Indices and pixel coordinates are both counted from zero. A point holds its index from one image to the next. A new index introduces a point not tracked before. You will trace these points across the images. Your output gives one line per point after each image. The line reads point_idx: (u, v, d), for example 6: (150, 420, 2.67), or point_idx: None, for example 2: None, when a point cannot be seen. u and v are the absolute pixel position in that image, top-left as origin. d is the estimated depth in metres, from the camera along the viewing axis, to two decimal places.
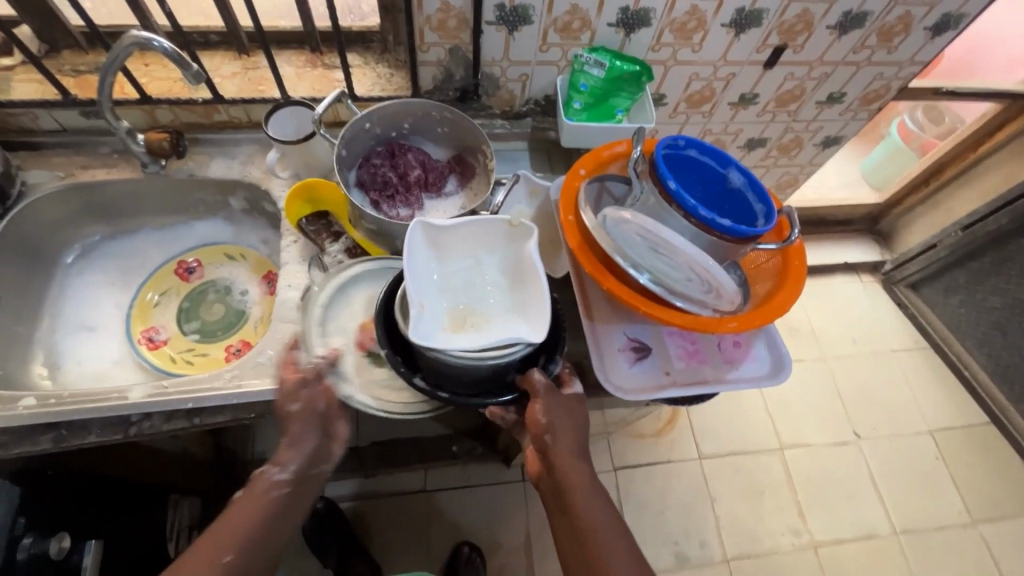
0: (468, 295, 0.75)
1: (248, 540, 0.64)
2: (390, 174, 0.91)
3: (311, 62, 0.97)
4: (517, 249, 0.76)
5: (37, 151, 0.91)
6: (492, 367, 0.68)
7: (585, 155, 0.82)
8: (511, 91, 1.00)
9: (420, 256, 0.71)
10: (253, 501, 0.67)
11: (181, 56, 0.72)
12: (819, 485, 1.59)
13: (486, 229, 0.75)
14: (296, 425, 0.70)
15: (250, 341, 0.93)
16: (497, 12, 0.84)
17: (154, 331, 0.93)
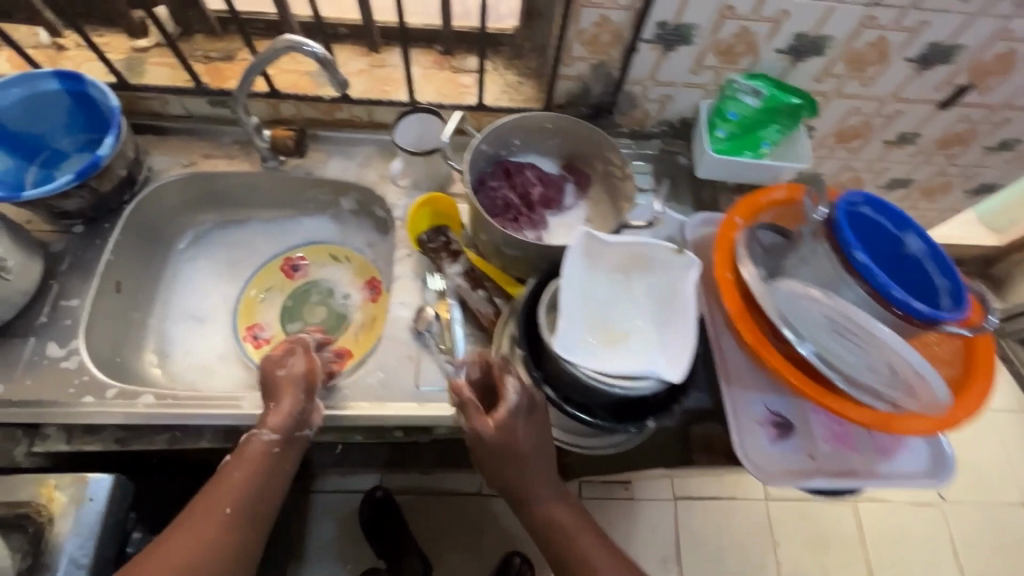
0: (609, 313, 0.70)
1: (248, 501, 0.63)
2: (511, 196, 0.85)
3: (439, 64, 0.92)
4: (673, 273, 0.70)
5: (162, 136, 0.90)
6: (623, 396, 0.65)
7: (739, 200, 0.74)
8: (647, 111, 0.92)
9: (576, 267, 0.68)
10: (248, 462, 0.65)
11: (332, 62, 0.68)
12: (896, 549, 1.47)
13: (646, 247, 0.69)
14: (285, 390, 0.68)
15: (352, 350, 0.90)
16: (657, 30, 0.76)
17: (258, 328, 0.92)
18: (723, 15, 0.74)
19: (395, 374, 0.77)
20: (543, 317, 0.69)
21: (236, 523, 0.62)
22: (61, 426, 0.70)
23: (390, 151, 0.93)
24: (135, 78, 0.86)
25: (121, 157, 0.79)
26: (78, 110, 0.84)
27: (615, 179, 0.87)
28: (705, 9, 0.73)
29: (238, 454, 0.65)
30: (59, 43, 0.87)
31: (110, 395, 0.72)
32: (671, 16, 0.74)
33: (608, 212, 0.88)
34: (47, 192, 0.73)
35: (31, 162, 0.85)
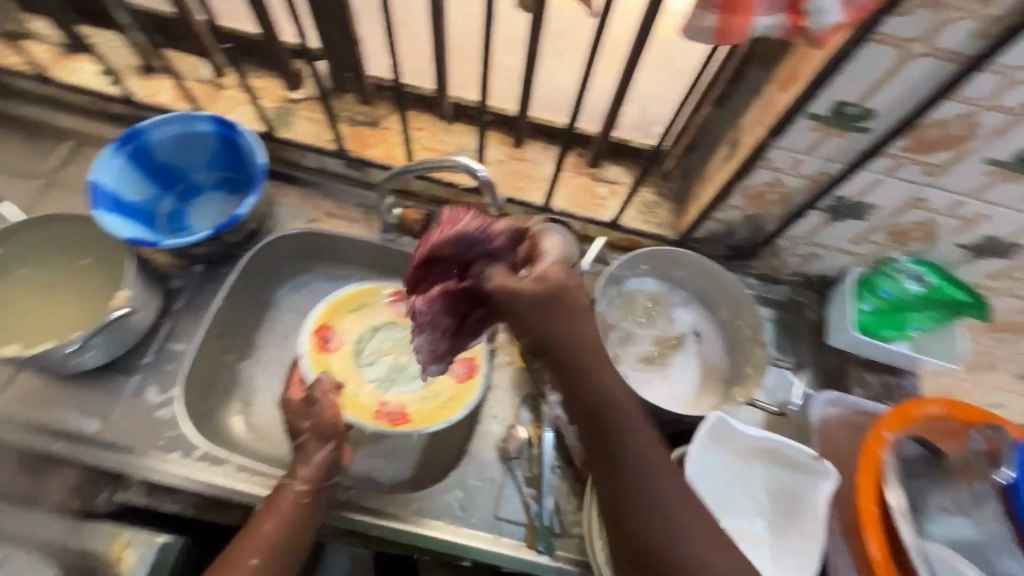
0: (723, 507, 0.64)
1: (272, 556, 0.60)
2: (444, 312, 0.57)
3: (577, 168, 0.88)
4: (803, 479, 0.64)
5: (291, 185, 0.90)
6: None
7: (890, 409, 0.66)
8: (786, 261, 0.85)
9: (697, 450, 0.63)
10: (279, 514, 0.63)
11: (497, 188, 0.69)
12: None
13: (780, 446, 0.64)
14: (310, 442, 0.69)
15: (408, 416, 0.77)
16: (831, 202, 0.70)
17: (330, 333, 0.82)
18: (911, 204, 0.67)
19: (475, 496, 0.74)
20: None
21: (267, 568, 0.59)
22: (144, 479, 0.70)
23: None
24: (282, 129, 0.87)
25: (255, 212, 0.79)
26: (223, 151, 0.84)
27: (739, 334, 0.80)
28: (894, 195, 0.67)
29: (269, 505, 0.63)
30: (219, 80, 0.88)
31: (196, 455, 0.71)
32: (852, 193, 0.68)
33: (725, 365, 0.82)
34: (185, 242, 0.73)
35: (168, 191, 0.85)
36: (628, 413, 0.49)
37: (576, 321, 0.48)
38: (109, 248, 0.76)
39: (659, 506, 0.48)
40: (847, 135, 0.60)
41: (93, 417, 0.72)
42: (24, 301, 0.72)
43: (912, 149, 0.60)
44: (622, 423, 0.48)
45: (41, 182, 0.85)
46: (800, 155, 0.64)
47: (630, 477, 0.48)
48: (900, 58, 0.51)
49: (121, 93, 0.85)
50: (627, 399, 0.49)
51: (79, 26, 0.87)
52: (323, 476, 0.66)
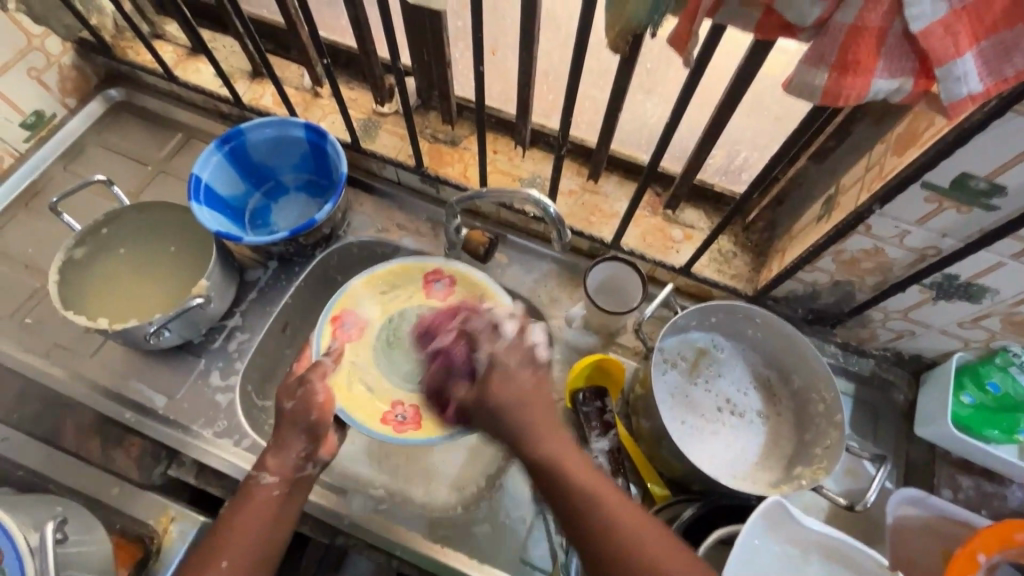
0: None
1: (250, 557, 0.57)
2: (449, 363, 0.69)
3: (652, 207, 0.85)
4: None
5: (369, 193, 0.93)
6: None
7: (987, 525, 0.57)
8: (875, 334, 0.77)
9: (751, 532, 0.58)
10: (247, 508, 0.59)
11: (565, 225, 0.67)
12: None
13: (844, 544, 0.58)
14: (288, 430, 0.62)
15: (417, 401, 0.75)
16: (937, 279, 0.62)
17: (349, 318, 0.78)
18: None
19: (503, 533, 0.72)
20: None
21: (238, 573, 0.56)
22: (196, 459, 0.74)
23: (570, 276, 0.87)
24: (367, 141, 0.90)
25: (330, 219, 0.82)
26: (311, 156, 0.88)
27: (816, 409, 0.73)
28: (1019, 282, 0.58)
29: (239, 500, 0.59)
30: (316, 89, 0.93)
31: (245, 445, 0.74)
32: (966, 274, 0.60)
33: (789, 437, 0.75)
34: (265, 240, 0.77)
35: (257, 188, 0.91)
36: (593, 490, 0.54)
37: (518, 412, 0.58)
38: (199, 238, 0.81)
39: (633, 555, 0.51)
40: (968, 210, 0.53)
41: (161, 393, 0.77)
42: (119, 278, 0.78)
43: None
44: (582, 488, 0.54)
45: (151, 169, 0.93)
46: (907, 226, 0.58)
47: (597, 533, 0.52)
48: None
49: (229, 95, 0.92)
50: (587, 476, 0.55)
51: (203, 31, 0.95)
52: (296, 467, 0.62)
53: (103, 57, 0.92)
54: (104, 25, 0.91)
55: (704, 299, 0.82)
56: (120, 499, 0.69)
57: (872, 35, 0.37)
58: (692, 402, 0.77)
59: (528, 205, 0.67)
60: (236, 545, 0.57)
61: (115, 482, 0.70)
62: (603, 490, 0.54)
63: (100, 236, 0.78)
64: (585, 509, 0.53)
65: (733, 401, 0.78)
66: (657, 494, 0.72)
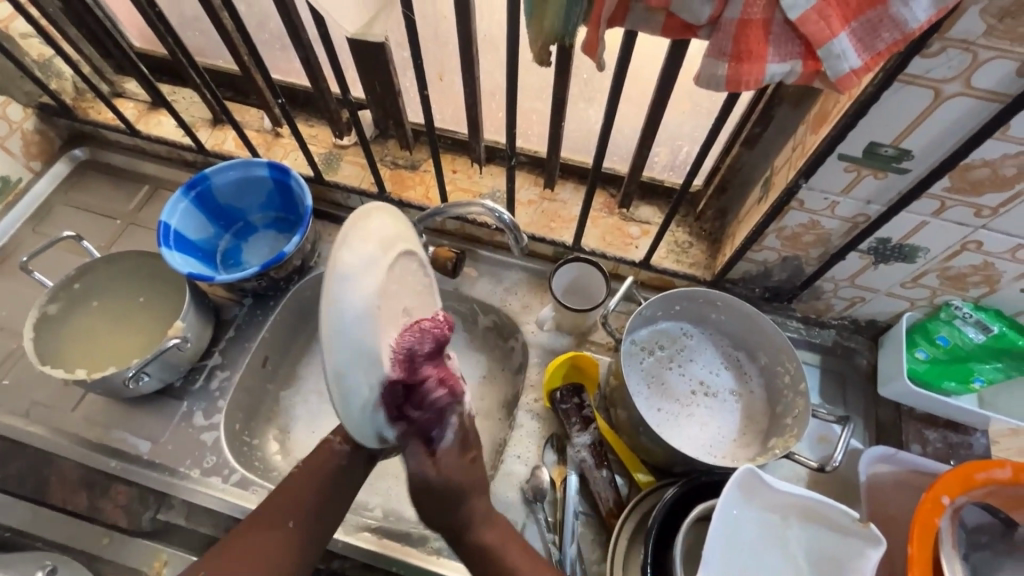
0: (754, 571, 0.60)
1: (309, 512, 0.62)
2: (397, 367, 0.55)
3: (608, 208, 0.89)
4: (850, 544, 0.59)
5: (336, 224, 0.96)
6: None
7: (948, 469, 0.60)
8: (831, 305, 0.81)
9: (727, 503, 0.59)
10: (316, 467, 0.65)
11: (521, 230, 0.70)
12: None
13: (819, 504, 0.59)
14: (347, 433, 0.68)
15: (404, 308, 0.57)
16: (874, 244, 0.66)
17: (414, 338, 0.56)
18: (966, 247, 0.63)
19: None
20: (677, 552, 0.59)
21: (299, 534, 0.61)
22: (185, 500, 0.75)
23: (540, 283, 0.90)
24: (330, 173, 0.93)
25: (299, 250, 0.85)
26: (276, 194, 0.91)
27: (783, 380, 0.76)
28: (944, 237, 0.63)
29: (304, 462, 0.65)
30: (276, 130, 0.97)
31: (233, 480, 0.75)
32: (897, 236, 0.64)
33: (761, 409, 0.78)
34: (236, 277, 0.79)
35: (226, 230, 0.93)
36: (522, 571, 0.59)
37: (488, 525, 0.62)
38: (172, 282, 0.83)
39: None
40: (884, 175, 0.57)
41: (145, 439, 0.77)
42: (95, 331, 0.80)
43: (958, 190, 0.56)
44: (509, 572, 0.59)
45: (121, 223, 0.95)
46: (835, 197, 0.62)
47: None
48: (935, 99, 0.49)
49: (192, 143, 0.94)
50: (528, 562, 0.60)
51: (162, 86, 0.99)
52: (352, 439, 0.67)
53: (65, 120, 0.95)
54: (64, 89, 0.94)
55: (666, 289, 0.85)
56: (110, 548, 0.73)
57: (759, 26, 0.41)
58: (667, 390, 0.79)
59: (484, 214, 0.70)
60: (297, 507, 0.62)
61: (104, 533, 0.74)
62: (535, 568, 0.60)
63: (72, 291, 0.79)
64: None
65: (705, 383, 0.80)
66: (644, 481, 0.73)
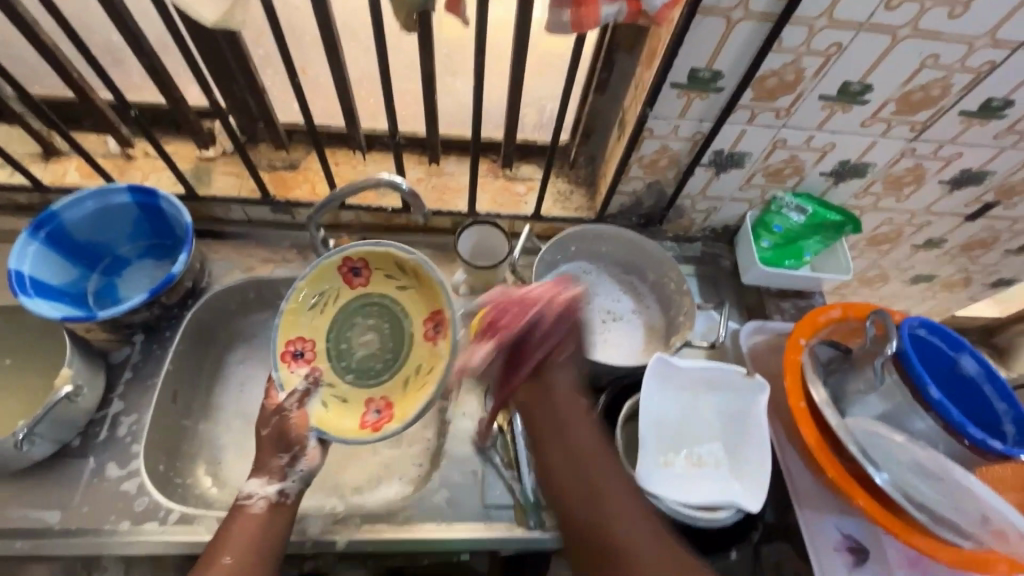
0: (681, 440, 0.71)
1: (248, 554, 0.61)
2: (262, 444, 0.71)
3: (493, 172, 0.95)
4: (743, 398, 0.72)
5: (221, 240, 0.92)
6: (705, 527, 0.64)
7: (799, 320, 0.77)
8: (692, 220, 0.96)
9: (649, 389, 0.70)
10: (247, 520, 0.64)
11: (420, 195, 0.73)
12: None
13: (716, 373, 0.72)
14: (265, 453, 0.70)
15: (394, 408, 0.79)
16: (713, 156, 0.80)
17: (354, 265, 0.83)
18: (776, 146, 0.78)
19: (460, 493, 0.78)
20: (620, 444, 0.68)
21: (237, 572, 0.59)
22: (118, 557, 0.69)
23: (445, 255, 0.94)
24: (201, 187, 0.88)
25: (189, 270, 0.80)
26: (144, 220, 0.84)
27: (670, 290, 0.88)
28: (760, 140, 0.78)
29: (230, 516, 0.64)
30: (127, 152, 0.89)
31: (172, 519, 0.70)
32: (727, 146, 0.78)
33: (659, 319, 0.90)
34: (121, 310, 0.73)
35: (92, 269, 0.84)
36: (594, 454, 0.61)
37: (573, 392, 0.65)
38: (46, 336, 0.75)
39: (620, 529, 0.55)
40: (707, 95, 0.70)
41: (52, 508, 0.69)
42: None
43: (760, 98, 0.71)
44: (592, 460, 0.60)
45: None
46: (675, 121, 0.74)
47: (602, 494, 0.58)
48: (726, 25, 0.61)
49: (25, 182, 0.84)
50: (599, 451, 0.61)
51: None
52: (282, 475, 0.68)
53: None
54: None
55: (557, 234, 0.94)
56: None
57: None
58: None
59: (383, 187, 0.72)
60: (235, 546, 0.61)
61: None
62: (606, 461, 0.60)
63: None
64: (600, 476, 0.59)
65: (611, 310, 0.91)
66: None
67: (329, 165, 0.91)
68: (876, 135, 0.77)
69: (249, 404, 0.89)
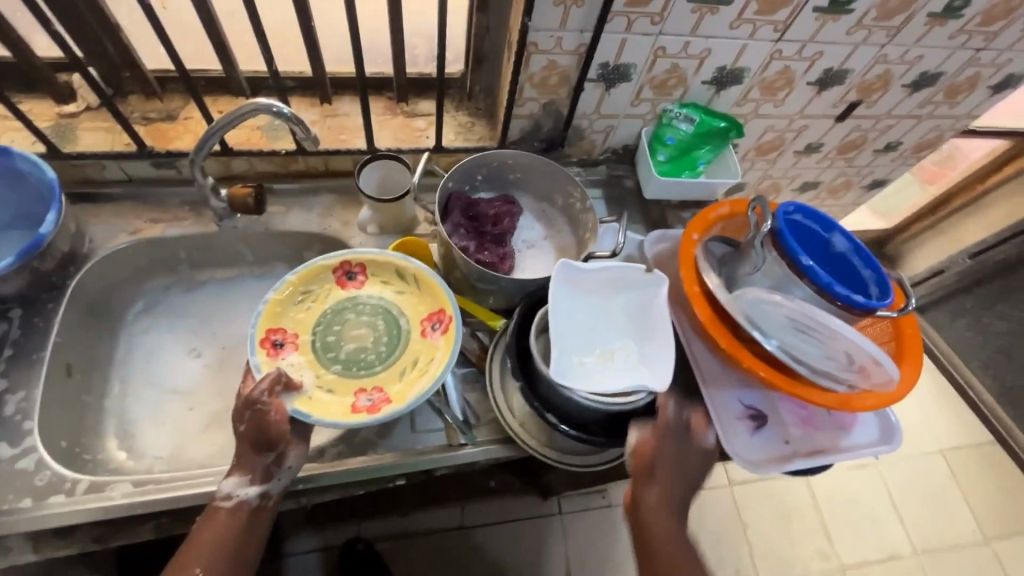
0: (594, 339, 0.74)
1: (220, 559, 0.62)
2: (241, 440, 0.65)
3: (391, 110, 0.94)
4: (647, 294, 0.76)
5: (100, 204, 0.85)
6: (619, 412, 0.69)
7: (692, 218, 0.82)
8: (593, 141, 0.99)
9: (557, 292, 0.73)
10: (218, 526, 0.63)
11: (301, 120, 0.67)
12: (837, 506, 1.74)
13: (619, 275, 0.76)
14: (243, 445, 0.65)
15: (391, 397, 0.74)
16: (600, 70, 0.83)
17: (351, 270, 0.84)
18: (656, 55, 0.82)
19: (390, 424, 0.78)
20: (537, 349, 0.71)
21: None
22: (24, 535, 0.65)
23: (351, 198, 0.93)
24: (67, 145, 0.81)
25: (64, 232, 0.74)
26: (4, 185, 0.76)
27: (576, 208, 0.91)
28: (641, 50, 0.81)
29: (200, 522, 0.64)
30: None
31: (80, 490, 0.66)
32: (611, 58, 0.81)
33: (570, 237, 0.94)
34: None
35: None
36: (667, 537, 0.67)
37: (670, 440, 0.69)
38: None
39: None
40: (582, 2, 0.72)
41: None
42: None
43: (632, 3, 0.73)
44: (663, 536, 0.67)
45: None
46: (557, 33, 0.75)
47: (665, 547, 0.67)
48: None
49: None
50: (671, 549, 0.67)
51: None
52: (265, 476, 0.66)
53: None
54: None
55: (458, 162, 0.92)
56: None
57: None
58: None
59: (261, 113, 0.67)
60: (205, 555, 0.62)
61: None
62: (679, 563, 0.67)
63: None
64: (670, 534, 0.67)
65: (523, 234, 0.94)
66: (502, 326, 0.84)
67: (209, 110, 0.85)
68: (745, 37, 0.82)
69: (159, 371, 0.86)
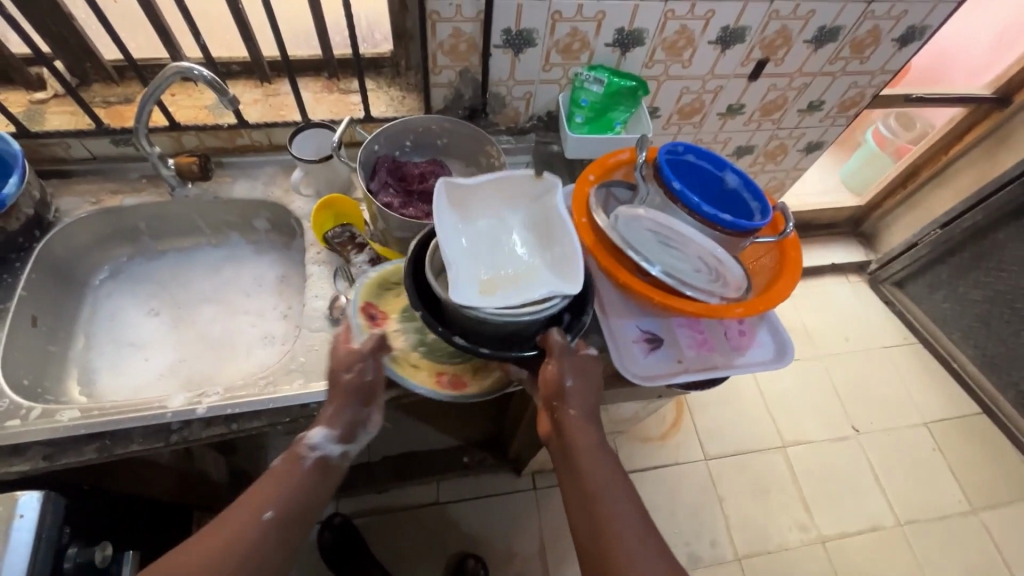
0: (495, 256, 0.72)
1: (291, 502, 0.64)
2: (338, 392, 0.71)
3: (327, 88, 1.04)
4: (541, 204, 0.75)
5: (68, 179, 0.96)
6: (530, 322, 0.67)
7: (593, 162, 0.88)
8: (516, 109, 1.07)
9: (444, 214, 0.70)
10: (294, 474, 0.67)
11: (222, 84, 0.77)
12: (822, 479, 1.67)
13: (507, 185, 0.75)
14: (339, 395, 0.71)
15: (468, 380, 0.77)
16: (504, 36, 0.91)
17: None
18: (554, 19, 0.90)
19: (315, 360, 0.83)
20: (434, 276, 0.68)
21: (280, 523, 0.62)
22: None
23: (293, 168, 1.02)
24: (34, 126, 0.92)
25: (28, 195, 0.84)
26: None
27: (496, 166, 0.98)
28: (539, 15, 0.88)
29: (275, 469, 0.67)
30: None
31: (33, 416, 0.75)
32: (512, 24, 0.89)
33: None
34: None
35: None
36: (593, 482, 0.68)
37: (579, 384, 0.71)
38: None
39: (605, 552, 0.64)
40: None
41: None
42: None
43: None
44: (585, 485, 0.68)
45: None
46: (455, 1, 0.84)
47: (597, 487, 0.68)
48: None
49: None
50: (596, 491, 0.68)
51: None
52: (349, 434, 0.71)
53: None
54: None
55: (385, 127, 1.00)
56: None
57: None
58: None
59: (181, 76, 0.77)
60: (279, 498, 0.64)
61: None
62: (609, 502, 0.67)
63: None
64: (594, 474, 0.69)
65: None
66: None
67: None
68: None
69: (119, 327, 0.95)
